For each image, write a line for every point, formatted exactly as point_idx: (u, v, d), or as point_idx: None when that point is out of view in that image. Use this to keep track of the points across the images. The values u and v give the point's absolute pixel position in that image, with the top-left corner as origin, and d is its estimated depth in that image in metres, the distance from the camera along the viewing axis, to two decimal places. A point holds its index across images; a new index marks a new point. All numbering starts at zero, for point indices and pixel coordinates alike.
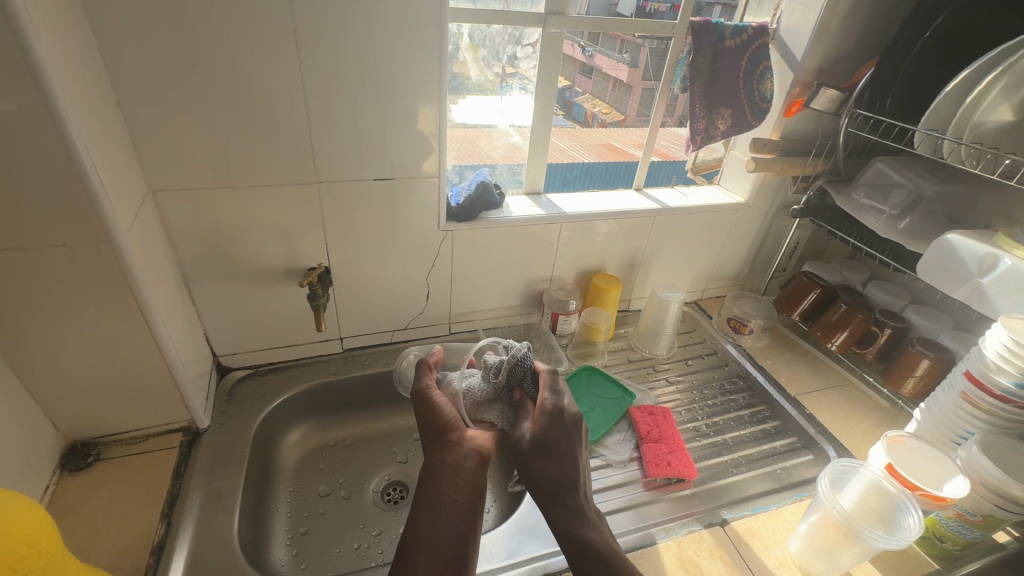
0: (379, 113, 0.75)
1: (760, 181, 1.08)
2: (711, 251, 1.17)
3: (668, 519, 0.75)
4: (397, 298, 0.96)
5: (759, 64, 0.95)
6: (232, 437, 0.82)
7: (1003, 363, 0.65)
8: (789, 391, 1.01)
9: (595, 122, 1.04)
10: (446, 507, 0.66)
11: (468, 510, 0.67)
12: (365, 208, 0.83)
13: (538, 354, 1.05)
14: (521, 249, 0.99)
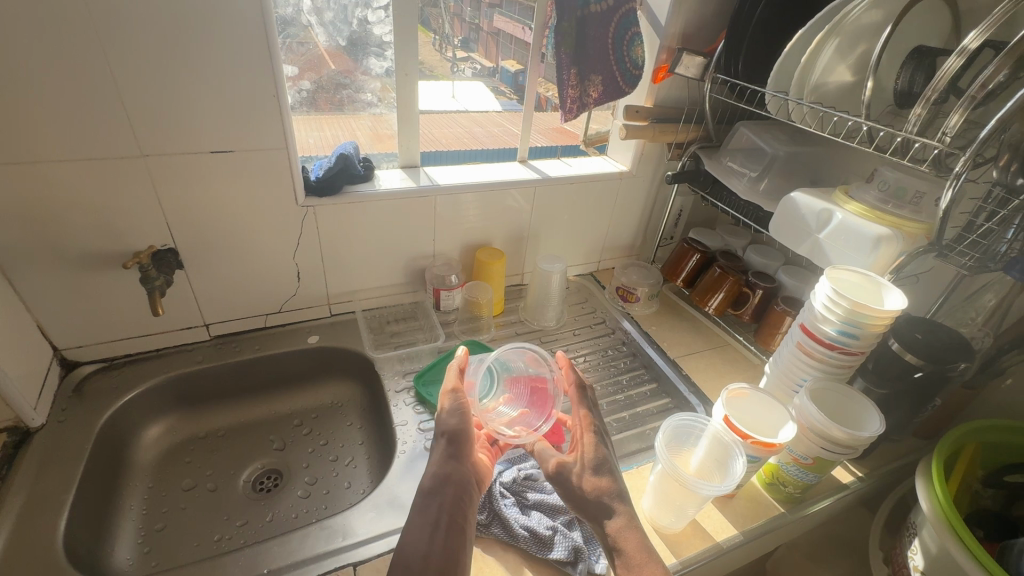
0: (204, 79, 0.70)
1: (641, 150, 1.08)
2: (601, 222, 1.17)
3: None
4: (264, 280, 0.92)
5: (628, 29, 0.94)
6: (72, 435, 0.77)
7: (827, 313, 0.68)
8: (669, 355, 1.03)
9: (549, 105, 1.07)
10: (445, 511, 0.60)
11: (459, 514, 0.61)
12: (206, 184, 0.78)
13: (423, 332, 1.03)
14: (395, 224, 0.96)
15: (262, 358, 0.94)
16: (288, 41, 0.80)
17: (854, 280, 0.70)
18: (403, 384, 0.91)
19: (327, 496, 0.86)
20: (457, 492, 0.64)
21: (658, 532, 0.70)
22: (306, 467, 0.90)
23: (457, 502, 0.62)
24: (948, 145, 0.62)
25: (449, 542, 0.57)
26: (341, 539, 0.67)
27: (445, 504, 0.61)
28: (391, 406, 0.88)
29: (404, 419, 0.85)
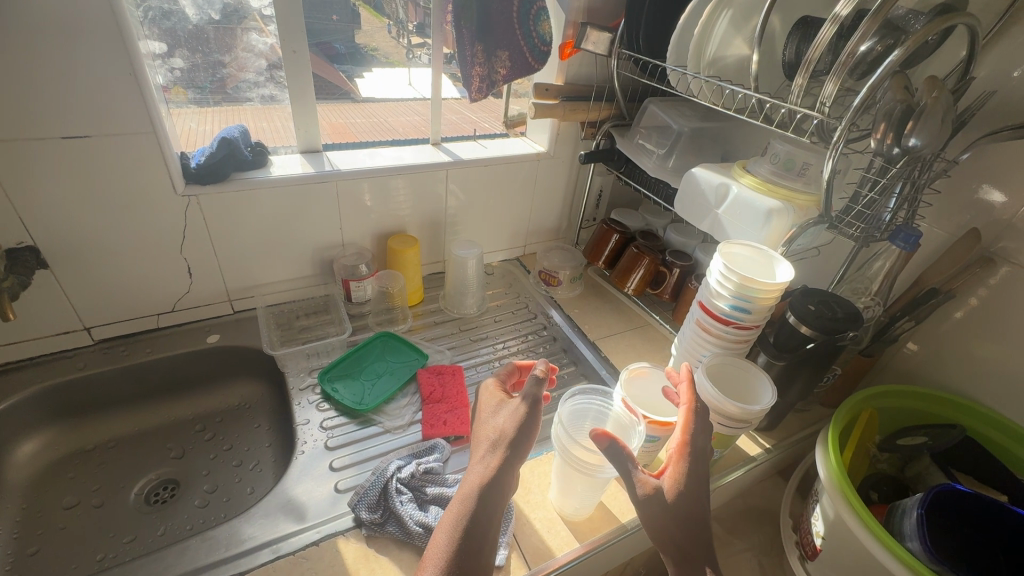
0: (45, 54, 0.63)
1: (556, 130, 1.06)
2: (522, 205, 1.15)
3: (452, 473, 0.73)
4: (150, 277, 0.85)
5: (532, 5, 0.91)
6: None
7: (721, 288, 0.67)
8: (590, 337, 1.02)
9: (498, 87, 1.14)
10: (476, 523, 0.55)
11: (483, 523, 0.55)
12: (64, 174, 0.71)
13: (334, 325, 0.98)
14: (296, 212, 0.90)
15: (154, 361, 0.88)
16: (151, 14, 0.73)
17: (747, 254, 0.70)
18: (309, 381, 0.87)
19: (228, 503, 0.80)
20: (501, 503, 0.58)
21: (564, 519, 0.69)
22: (206, 475, 0.84)
23: (493, 514, 0.56)
24: (827, 115, 0.62)
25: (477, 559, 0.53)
26: (222, 550, 0.62)
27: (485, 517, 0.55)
28: (294, 405, 0.83)
29: (306, 417, 0.80)
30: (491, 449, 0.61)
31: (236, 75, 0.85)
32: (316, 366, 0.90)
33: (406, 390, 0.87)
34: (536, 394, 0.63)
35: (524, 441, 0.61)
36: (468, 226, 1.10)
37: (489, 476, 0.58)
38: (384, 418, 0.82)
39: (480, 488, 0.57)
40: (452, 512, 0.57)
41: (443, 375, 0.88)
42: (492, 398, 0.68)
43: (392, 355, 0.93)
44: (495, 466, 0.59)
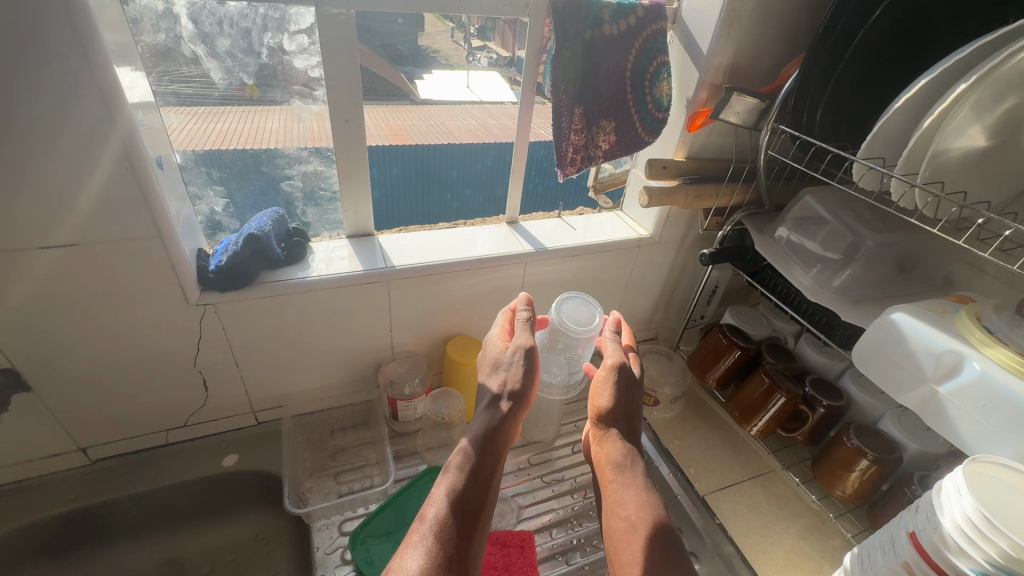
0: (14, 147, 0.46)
1: (666, 212, 0.83)
2: (612, 296, 0.92)
3: None
4: (153, 393, 0.69)
5: (649, 63, 0.70)
6: None
7: (963, 541, 0.43)
8: (697, 488, 0.78)
9: None
10: (479, 471, 0.59)
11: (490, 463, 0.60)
12: (44, 287, 0.55)
13: (376, 448, 0.79)
14: (335, 316, 0.72)
15: (156, 491, 0.71)
16: (166, 80, 0.57)
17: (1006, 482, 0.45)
18: (338, 538, 0.68)
19: None
20: (502, 448, 0.64)
21: None
22: None
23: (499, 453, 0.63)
24: None
25: (483, 502, 0.57)
26: None
27: (488, 461, 0.61)
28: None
29: None
30: (490, 403, 0.65)
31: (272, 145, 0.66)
32: (349, 513, 0.71)
33: None
34: (529, 348, 0.66)
35: (527, 393, 0.65)
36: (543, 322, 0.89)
37: (494, 424, 0.63)
38: None
39: (483, 436, 0.62)
40: (454, 463, 0.60)
41: (509, 550, 0.67)
42: (497, 350, 0.68)
43: None
44: (500, 416, 0.64)
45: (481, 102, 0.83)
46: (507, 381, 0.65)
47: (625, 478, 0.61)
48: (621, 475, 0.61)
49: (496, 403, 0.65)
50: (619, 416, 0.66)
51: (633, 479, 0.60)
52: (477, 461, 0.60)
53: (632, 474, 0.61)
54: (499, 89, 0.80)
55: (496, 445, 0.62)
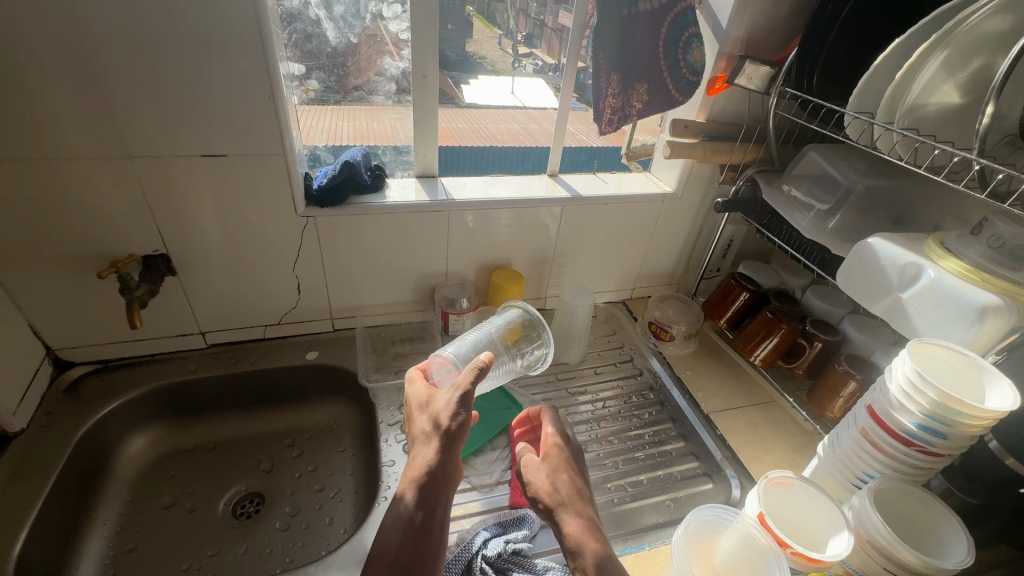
0: (198, 77, 0.64)
1: (688, 170, 0.95)
2: (637, 247, 1.05)
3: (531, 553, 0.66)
4: (260, 291, 0.86)
5: (682, 33, 0.81)
6: (52, 442, 0.73)
7: (905, 400, 0.54)
8: (703, 408, 0.89)
9: None
10: (428, 493, 0.60)
11: (436, 490, 0.61)
12: (198, 189, 0.72)
13: (428, 357, 0.95)
14: (404, 239, 0.88)
15: (256, 372, 0.89)
16: (295, 36, 0.74)
17: (946, 361, 0.55)
18: (398, 416, 0.84)
19: (306, 532, 0.79)
20: (450, 481, 0.62)
21: None
22: (289, 495, 0.83)
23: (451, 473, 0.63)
24: None
25: (433, 532, 0.59)
26: None
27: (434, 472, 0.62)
28: (380, 441, 0.80)
29: (392, 458, 0.77)
30: (429, 441, 0.63)
31: (368, 99, 0.84)
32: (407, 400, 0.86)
33: (497, 442, 0.81)
34: (462, 384, 0.64)
35: (455, 446, 0.63)
36: (575, 265, 1.03)
37: (431, 460, 0.62)
38: (471, 473, 0.77)
39: (437, 445, 0.62)
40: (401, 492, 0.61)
41: (537, 433, 0.80)
42: (422, 390, 0.68)
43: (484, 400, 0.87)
44: (438, 451, 0.62)
45: (524, 106, 0.97)
46: (436, 414, 0.64)
47: (566, 505, 0.61)
48: (562, 506, 0.61)
49: (427, 452, 0.62)
50: (556, 497, 0.62)
51: (570, 512, 0.60)
52: (423, 507, 0.60)
53: (569, 496, 0.62)
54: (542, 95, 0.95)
55: (444, 464, 0.62)
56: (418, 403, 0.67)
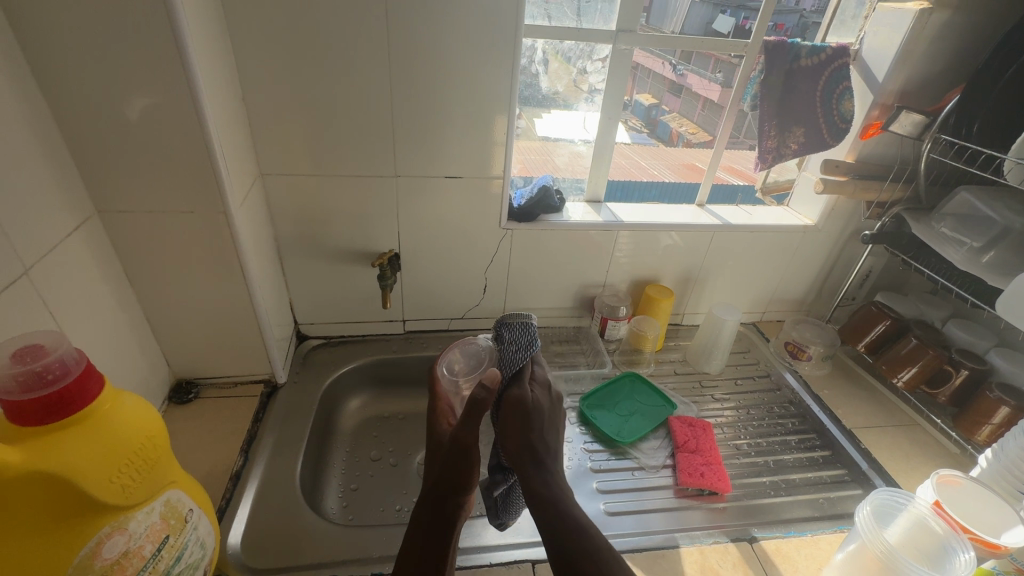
0: (458, 116, 0.83)
1: (833, 204, 1.05)
2: (774, 273, 1.14)
3: (695, 528, 0.76)
4: (456, 288, 1.04)
5: (837, 85, 0.93)
6: (304, 395, 0.92)
7: None
8: (845, 423, 0.96)
9: (680, 141, 1.06)
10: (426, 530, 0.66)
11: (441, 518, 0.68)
12: (434, 201, 0.92)
13: (584, 356, 1.08)
14: (576, 252, 1.03)
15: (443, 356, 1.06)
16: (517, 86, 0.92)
17: None
18: (569, 402, 0.97)
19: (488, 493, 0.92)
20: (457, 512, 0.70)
21: None
22: None
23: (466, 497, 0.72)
24: None
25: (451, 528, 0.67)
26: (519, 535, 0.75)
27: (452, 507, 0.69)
28: None
29: (569, 436, 0.91)
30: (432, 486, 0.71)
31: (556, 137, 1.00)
32: (574, 391, 1.00)
33: (656, 432, 0.92)
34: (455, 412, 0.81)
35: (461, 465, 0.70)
36: (715, 285, 1.14)
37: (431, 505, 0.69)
38: (638, 455, 0.88)
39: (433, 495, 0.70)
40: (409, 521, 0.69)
41: (694, 427, 0.90)
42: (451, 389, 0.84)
43: (641, 395, 0.98)
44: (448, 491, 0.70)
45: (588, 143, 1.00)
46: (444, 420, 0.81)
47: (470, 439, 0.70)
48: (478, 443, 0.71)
49: (454, 462, 0.70)
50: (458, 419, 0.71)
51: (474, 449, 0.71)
52: (434, 512, 0.68)
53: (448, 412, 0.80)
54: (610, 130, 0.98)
55: (470, 474, 0.71)
56: (443, 417, 0.81)
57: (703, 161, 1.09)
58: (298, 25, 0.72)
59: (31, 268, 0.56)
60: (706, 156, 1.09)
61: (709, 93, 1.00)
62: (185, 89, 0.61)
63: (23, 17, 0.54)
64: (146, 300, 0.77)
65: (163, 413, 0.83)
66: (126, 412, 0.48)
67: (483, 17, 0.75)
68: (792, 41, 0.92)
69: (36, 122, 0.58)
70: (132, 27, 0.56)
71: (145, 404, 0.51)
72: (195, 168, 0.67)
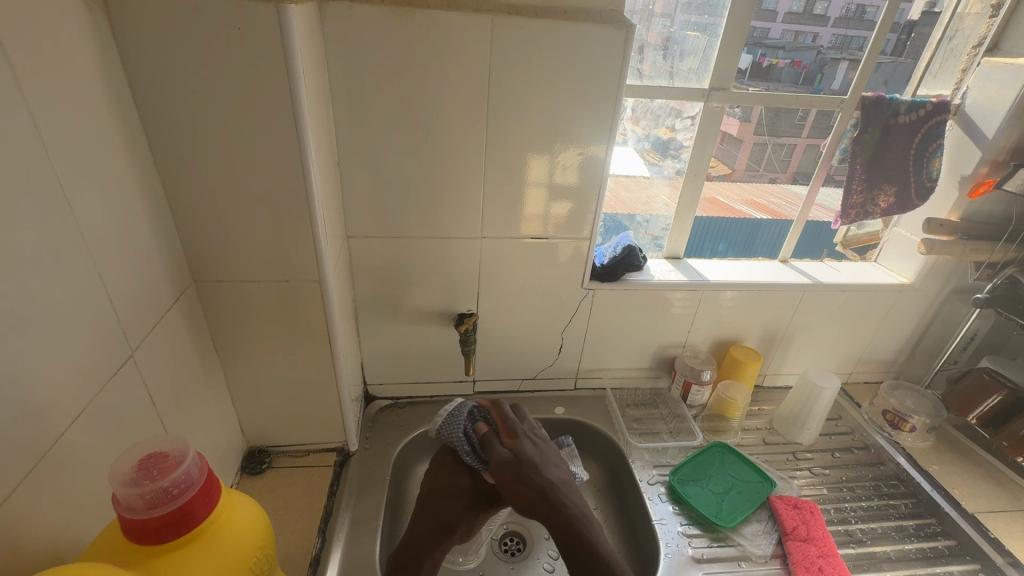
0: (544, 179, 0.81)
1: (932, 263, 0.98)
2: (864, 333, 1.07)
3: None
4: (531, 348, 0.99)
5: (931, 143, 0.90)
6: (376, 463, 0.87)
7: None
8: (965, 507, 0.87)
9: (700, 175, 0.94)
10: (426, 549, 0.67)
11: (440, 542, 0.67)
12: (517, 262, 0.89)
13: (665, 422, 1.01)
14: (657, 312, 0.98)
15: None
16: None
17: None
18: (655, 475, 0.90)
19: None
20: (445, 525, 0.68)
21: None
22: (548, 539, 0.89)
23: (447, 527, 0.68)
24: None
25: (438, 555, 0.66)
26: None
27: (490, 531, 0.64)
28: (645, 498, 0.87)
29: (662, 516, 0.84)
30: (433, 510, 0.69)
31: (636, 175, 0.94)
32: (659, 463, 0.93)
33: (757, 514, 0.84)
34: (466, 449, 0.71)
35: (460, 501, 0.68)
36: (801, 346, 1.07)
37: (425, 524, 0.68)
38: (741, 540, 0.81)
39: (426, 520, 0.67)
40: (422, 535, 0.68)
41: (801, 510, 0.82)
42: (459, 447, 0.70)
43: (734, 469, 0.91)
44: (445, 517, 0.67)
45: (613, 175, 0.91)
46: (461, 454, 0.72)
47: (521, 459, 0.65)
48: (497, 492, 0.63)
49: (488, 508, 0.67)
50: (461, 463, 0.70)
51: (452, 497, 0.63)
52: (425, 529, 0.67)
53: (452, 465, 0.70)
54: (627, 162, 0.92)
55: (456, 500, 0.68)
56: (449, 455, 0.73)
57: (725, 194, 1.01)
58: (399, 92, 0.72)
59: (136, 349, 0.54)
60: (730, 189, 1.00)
61: (729, 127, 0.91)
62: (297, 163, 0.60)
63: (149, 94, 0.54)
64: (229, 367, 0.74)
65: (236, 485, 0.79)
66: (238, 533, 0.43)
67: (582, 82, 0.74)
68: (890, 96, 0.88)
69: (149, 196, 0.57)
70: (251, 103, 0.56)
71: (259, 514, 0.46)
72: (296, 240, 0.65)
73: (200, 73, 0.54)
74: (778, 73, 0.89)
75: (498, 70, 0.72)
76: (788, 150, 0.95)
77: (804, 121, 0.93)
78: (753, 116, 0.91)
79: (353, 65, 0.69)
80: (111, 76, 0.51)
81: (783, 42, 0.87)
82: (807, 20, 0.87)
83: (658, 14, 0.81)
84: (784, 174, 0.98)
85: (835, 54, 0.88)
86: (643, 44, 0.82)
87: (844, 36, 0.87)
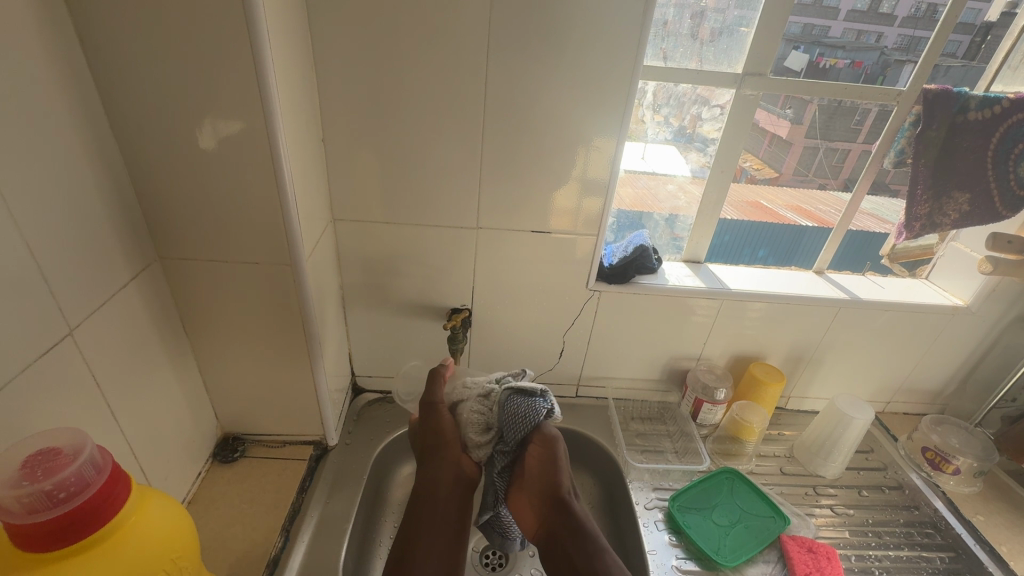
0: (578, 172, 0.75)
1: (993, 284, 0.86)
2: (906, 360, 0.95)
3: None
4: (530, 350, 0.93)
5: (1015, 145, 0.76)
6: (354, 459, 0.82)
7: None
8: (1015, 568, 0.76)
9: (743, 177, 0.85)
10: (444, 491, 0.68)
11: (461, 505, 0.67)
12: (517, 256, 0.82)
13: (671, 440, 0.93)
14: (670, 320, 0.89)
15: None
16: None
17: None
18: (654, 499, 0.83)
19: None
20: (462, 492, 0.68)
21: None
22: (532, 556, 0.81)
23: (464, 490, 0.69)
24: None
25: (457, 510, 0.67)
26: None
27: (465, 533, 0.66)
28: (640, 523, 0.79)
29: (657, 547, 0.76)
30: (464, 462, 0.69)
31: (665, 174, 0.86)
32: (658, 485, 0.85)
33: (765, 554, 0.76)
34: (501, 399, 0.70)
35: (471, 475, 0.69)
36: (831, 368, 0.96)
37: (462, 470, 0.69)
38: None
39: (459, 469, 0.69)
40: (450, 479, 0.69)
41: (817, 555, 0.73)
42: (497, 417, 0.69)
43: (744, 500, 0.82)
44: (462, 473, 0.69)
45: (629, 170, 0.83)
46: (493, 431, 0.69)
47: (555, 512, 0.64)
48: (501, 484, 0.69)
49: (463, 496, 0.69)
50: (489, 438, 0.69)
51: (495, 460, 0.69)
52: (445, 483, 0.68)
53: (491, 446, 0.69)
54: (674, 163, 0.84)
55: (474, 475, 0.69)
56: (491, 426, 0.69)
57: (769, 199, 0.90)
58: (388, 67, 0.66)
59: (76, 327, 0.50)
60: (776, 193, 0.90)
61: (777, 129, 0.82)
62: (261, 135, 0.54)
63: (103, 53, 0.50)
64: (200, 352, 0.71)
65: (205, 472, 0.76)
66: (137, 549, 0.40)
67: (592, 58, 0.66)
68: (958, 89, 0.75)
69: (103, 164, 0.53)
70: (210, 67, 0.51)
71: (176, 530, 0.44)
72: (263, 218, 0.60)
73: (153, 32, 0.50)
74: (836, 74, 0.78)
75: (497, 42, 0.65)
76: (841, 155, 0.85)
77: (861, 124, 0.82)
78: (806, 118, 0.82)
79: (339, 35, 0.64)
80: (53, 29, 0.47)
81: (842, 42, 0.78)
82: (869, 19, 0.78)
83: (710, 8, 0.72)
84: (834, 180, 0.88)
85: (900, 56, 0.77)
86: (687, 34, 0.74)
87: (910, 36, 0.76)
